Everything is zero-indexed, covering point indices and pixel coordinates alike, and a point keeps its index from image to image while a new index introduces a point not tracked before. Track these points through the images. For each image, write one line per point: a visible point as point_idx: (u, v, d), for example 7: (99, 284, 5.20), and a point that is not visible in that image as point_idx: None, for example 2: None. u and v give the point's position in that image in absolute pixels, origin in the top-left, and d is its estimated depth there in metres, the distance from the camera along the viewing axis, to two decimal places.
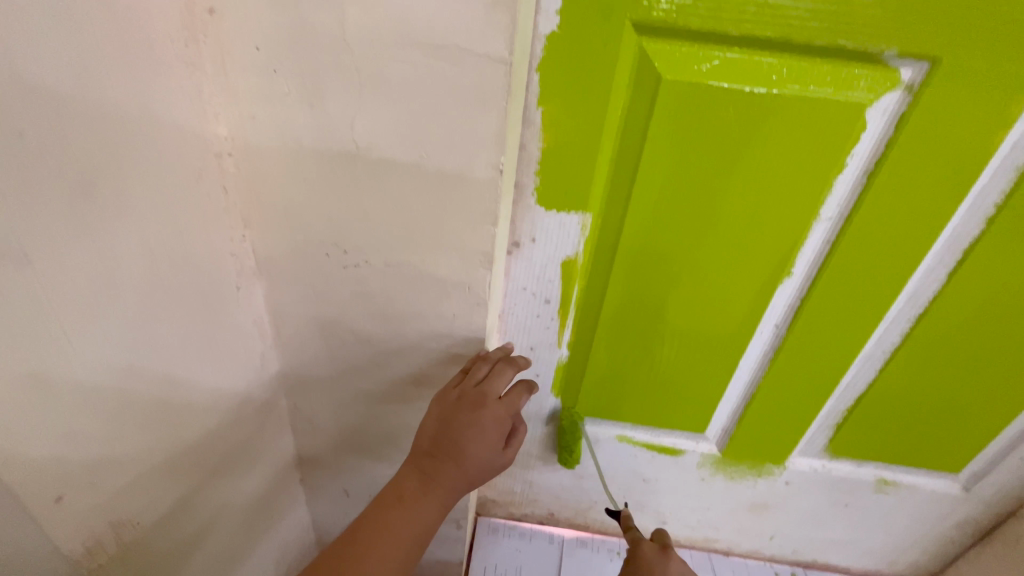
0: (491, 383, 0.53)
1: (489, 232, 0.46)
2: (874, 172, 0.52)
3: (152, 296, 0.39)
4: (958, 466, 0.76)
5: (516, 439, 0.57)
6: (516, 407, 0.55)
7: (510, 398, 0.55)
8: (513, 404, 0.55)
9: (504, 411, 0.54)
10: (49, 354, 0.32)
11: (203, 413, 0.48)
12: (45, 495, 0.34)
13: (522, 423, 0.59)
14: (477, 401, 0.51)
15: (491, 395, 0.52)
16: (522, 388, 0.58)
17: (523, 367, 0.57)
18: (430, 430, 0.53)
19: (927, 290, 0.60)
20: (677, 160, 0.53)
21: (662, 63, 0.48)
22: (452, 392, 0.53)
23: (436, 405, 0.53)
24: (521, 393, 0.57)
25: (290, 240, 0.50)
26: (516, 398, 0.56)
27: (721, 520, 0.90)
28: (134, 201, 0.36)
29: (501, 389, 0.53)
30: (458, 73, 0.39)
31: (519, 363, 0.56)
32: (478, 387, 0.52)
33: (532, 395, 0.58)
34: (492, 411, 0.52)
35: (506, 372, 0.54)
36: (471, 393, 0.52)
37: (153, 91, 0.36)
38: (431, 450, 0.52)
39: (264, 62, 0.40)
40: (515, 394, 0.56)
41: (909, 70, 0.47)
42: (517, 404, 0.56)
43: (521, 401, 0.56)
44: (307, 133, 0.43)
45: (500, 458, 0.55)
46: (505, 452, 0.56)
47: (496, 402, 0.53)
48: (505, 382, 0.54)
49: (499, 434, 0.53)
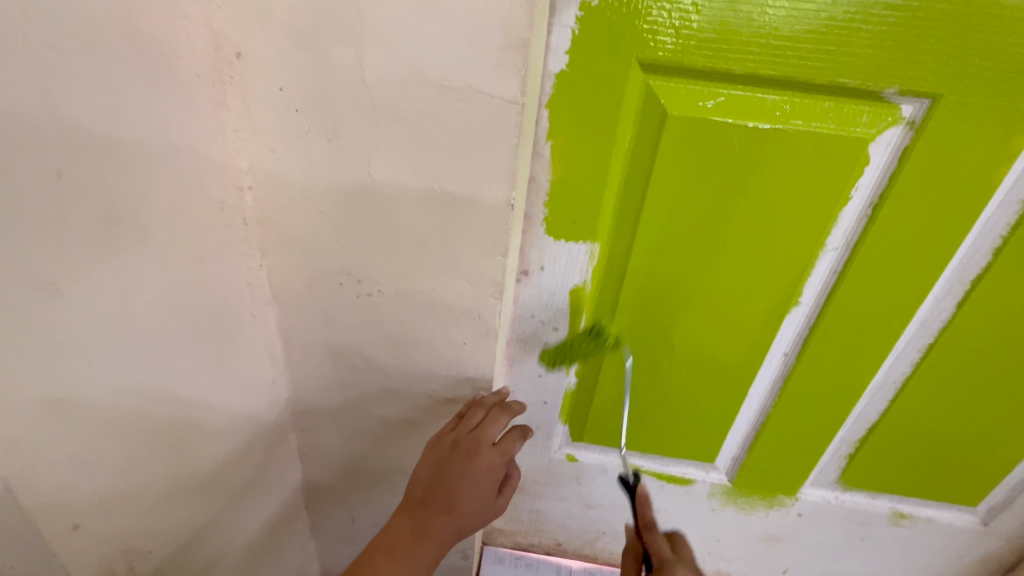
0: (485, 430, 0.52)
1: (499, 262, 0.47)
2: (879, 204, 0.53)
3: (172, 324, 0.41)
4: (975, 499, 0.74)
5: (509, 485, 0.58)
6: (510, 453, 0.55)
7: (503, 445, 0.55)
8: (507, 451, 0.55)
9: (498, 458, 0.54)
10: (72, 381, 0.33)
11: (215, 440, 0.49)
12: (62, 522, 0.34)
13: (516, 468, 0.59)
14: (470, 450, 0.52)
15: (485, 443, 0.52)
16: (517, 434, 0.57)
17: (517, 413, 0.56)
18: (423, 477, 0.53)
19: (937, 321, 0.60)
20: (683, 191, 0.54)
21: (668, 100, 0.50)
22: (446, 439, 0.53)
23: (431, 452, 0.53)
24: (516, 440, 0.56)
25: (305, 269, 0.51)
26: (511, 444, 0.55)
27: (733, 552, 0.88)
28: (158, 234, 0.38)
29: (495, 436, 0.53)
30: (472, 112, 0.40)
31: (514, 408, 0.56)
32: (472, 435, 0.52)
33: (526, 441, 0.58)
34: (486, 460, 0.52)
35: (501, 420, 0.53)
36: (465, 441, 0.52)
37: (181, 129, 0.38)
38: (425, 498, 0.53)
39: (287, 101, 0.42)
40: (509, 438, 0.56)
41: (910, 106, 0.49)
42: (511, 450, 0.56)
43: (515, 448, 0.56)
44: (325, 168, 0.44)
45: (492, 506, 0.55)
46: (498, 499, 0.56)
47: (489, 450, 0.52)
48: (499, 430, 0.53)
49: (492, 483, 0.54)
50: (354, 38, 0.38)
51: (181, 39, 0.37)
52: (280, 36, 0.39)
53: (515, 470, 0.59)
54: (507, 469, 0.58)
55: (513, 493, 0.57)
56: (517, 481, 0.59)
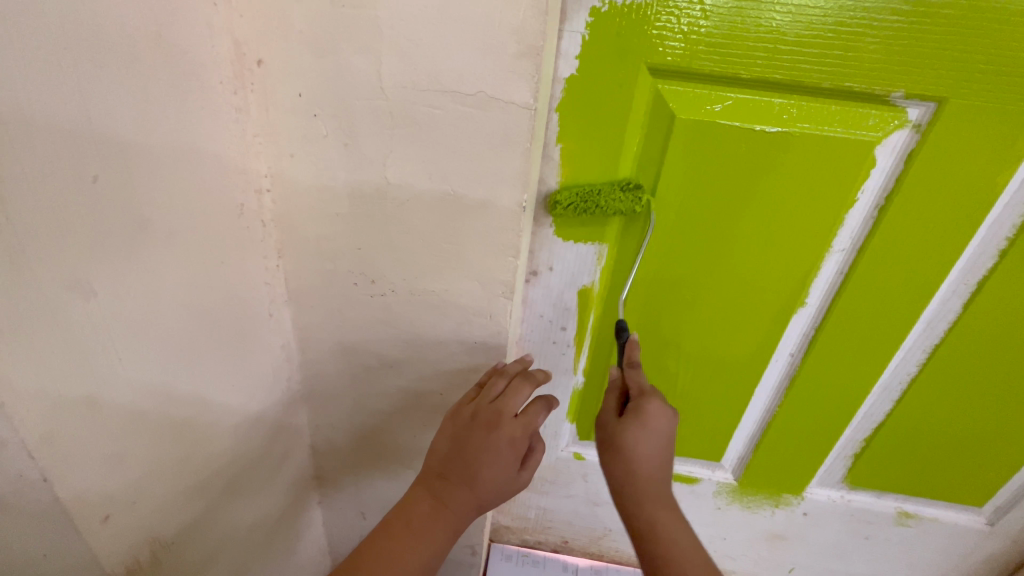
0: (507, 400, 0.52)
1: (510, 262, 0.48)
2: (885, 206, 0.54)
3: (194, 323, 0.42)
4: (981, 499, 0.74)
5: (531, 460, 0.57)
6: (532, 426, 0.54)
7: (526, 417, 0.54)
8: (530, 423, 0.54)
9: (521, 431, 0.53)
10: (104, 378, 0.34)
11: (233, 435, 0.50)
12: (92, 513, 0.36)
13: (538, 442, 0.58)
14: (491, 421, 0.51)
15: (506, 413, 0.52)
16: (540, 405, 0.56)
17: (540, 383, 0.56)
18: (442, 449, 0.53)
19: (942, 322, 0.60)
20: (690, 192, 0.55)
21: (676, 103, 0.50)
22: (467, 410, 0.53)
23: (450, 424, 0.53)
24: (539, 411, 0.55)
25: (320, 269, 0.52)
26: (533, 416, 0.55)
27: (738, 551, 0.89)
28: (182, 236, 0.39)
29: (517, 407, 0.53)
30: (486, 118, 0.41)
31: (537, 379, 0.55)
32: (493, 405, 0.52)
33: (551, 413, 0.56)
34: (508, 431, 0.52)
35: (523, 390, 0.53)
36: (485, 412, 0.52)
37: (204, 134, 0.39)
38: (444, 470, 0.52)
39: (305, 106, 0.43)
40: (532, 411, 0.55)
41: (916, 110, 0.49)
42: (534, 423, 0.55)
43: (539, 420, 0.55)
44: (341, 172, 0.46)
45: (515, 481, 0.54)
46: (520, 473, 0.55)
47: (511, 421, 0.52)
48: (521, 400, 0.53)
49: (515, 456, 0.53)
50: (371, 47, 0.40)
51: (205, 48, 0.38)
52: (300, 45, 0.41)
53: (537, 445, 0.58)
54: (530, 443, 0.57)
55: (535, 467, 0.56)
56: (539, 456, 0.58)
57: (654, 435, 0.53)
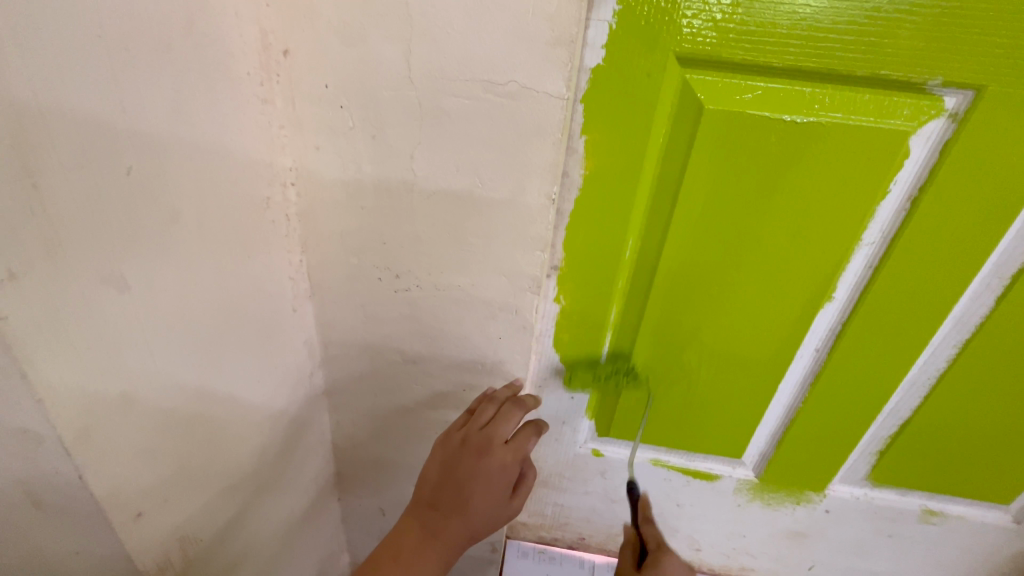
0: (496, 427, 0.51)
1: (538, 257, 0.48)
2: (918, 198, 0.52)
3: (222, 319, 0.41)
4: (1008, 496, 0.73)
5: (523, 484, 0.56)
6: (523, 451, 0.54)
7: (516, 442, 0.54)
8: (520, 448, 0.54)
9: (510, 457, 0.53)
10: (137, 372, 0.34)
11: (259, 432, 0.50)
12: (127, 510, 0.35)
13: (531, 467, 0.57)
14: (481, 448, 0.51)
15: (496, 440, 0.51)
16: (531, 431, 0.56)
17: (531, 409, 0.54)
18: (432, 476, 0.52)
19: (974, 316, 0.59)
20: (717, 186, 0.54)
21: (704, 93, 0.49)
22: (457, 436, 0.53)
23: (440, 450, 0.53)
24: (529, 437, 0.55)
25: (345, 264, 0.51)
26: (523, 441, 0.54)
27: (758, 548, 0.88)
28: (211, 229, 0.39)
29: (507, 434, 0.52)
30: (516, 109, 0.40)
31: (529, 403, 0.55)
32: (482, 432, 0.51)
33: (542, 438, 0.56)
34: (498, 457, 0.52)
35: (513, 416, 0.52)
36: (475, 438, 0.51)
37: (232, 126, 0.39)
38: (433, 499, 0.52)
39: (332, 97, 0.43)
40: (522, 436, 0.55)
41: (953, 98, 0.48)
42: (524, 448, 0.55)
43: (528, 446, 0.55)
44: (367, 164, 0.45)
45: (506, 507, 0.54)
46: (511, 500, 0.55)
47: (501, 447, 0.52)
48: (512, 427, 0.52)
49: (504, 482, 0.52)
50: (401, 36, 0.39)
51: (235, 38, 0.37)
52: (328, 33, 0.40)
53: (530, 470, 0.57)
54: (522, 468, 0.56)
55: (528, 493, 0.55)
56: (530, 481, 0.57)
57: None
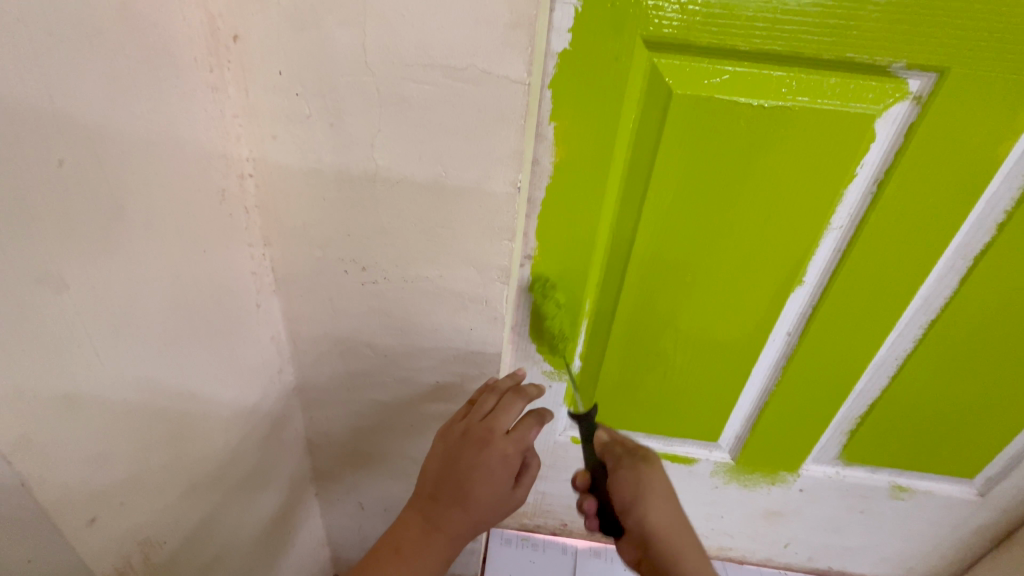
0: (497, 417, 0.51)
1: (506, 246, 0.47)
2: (884, 181, 0.53)
3: (179, 316, 0.40)
4: (973, 470, 0.76)
5: (526, 475, 0.55)
6: (526, 442, 0.53)
7: (518, 432, 0.53)
8: (522, 439, 0.53)
9: (512, 448, 0.52)
10: (82, 374, 0.33)
11: (225, 430, 0.49)
12: (78, 515, 0.34)
13: (534, 457, 0.57)
14: (482, 439, 0.50)
15: (496, 431, 0.51)
16: (533, 420, 0.54)
17: (533, 398, 0.55)
18: (433, 470, 0.52)
19: (939, 297, 0.60)
20: (688, 171, 0.54)
21: (673, 78, 0.49)
22: (457, 428, 0.52)
23: (440, 442, 0.52)
24: (531, 426, 0.54)
25: (310, 257, 0.50)
26: (526, 431, 0.53)
27: (736, 528, 0.90)
28: (161, 224, 0.37)
29: (509, 424, 0.51)
30: (478, 94, 0.39)
31: (529, 393, 0.54)
32: (484, 422, 0.51)
33: (544, 427, 0.55)
34: (499, 448, 0.51)
35: (514, 405, 0.52)
36: (475, 429, 0.51)
37: (180, 116, 0.37)
38: (434, 493, 0.52)
39: (287, 84, 0.41)
40: (524, 425, 0.53)
41: (917, 81, 0.48)
42: (527, 438, 0.53)
43: (530, 436, 0.53)
44: (327, 154, 0.44)
45: (509, 498, 0.53)
46: (514, 490, 0.54)
47: (502, 438, 0.51)
48: (513, 416, 0.52)
49: (506, 474, 0.51)
50: (354, 20, 0.38)
51: (177, 21, 0.36)
52: (278, 18, 0.38)
53: (532, 458, 0.57)
54: (525, 458, 0.56)
55: (530, 484, 0.54)
56: (535, 471, 0.57)
57: (656, 462, 0.55)
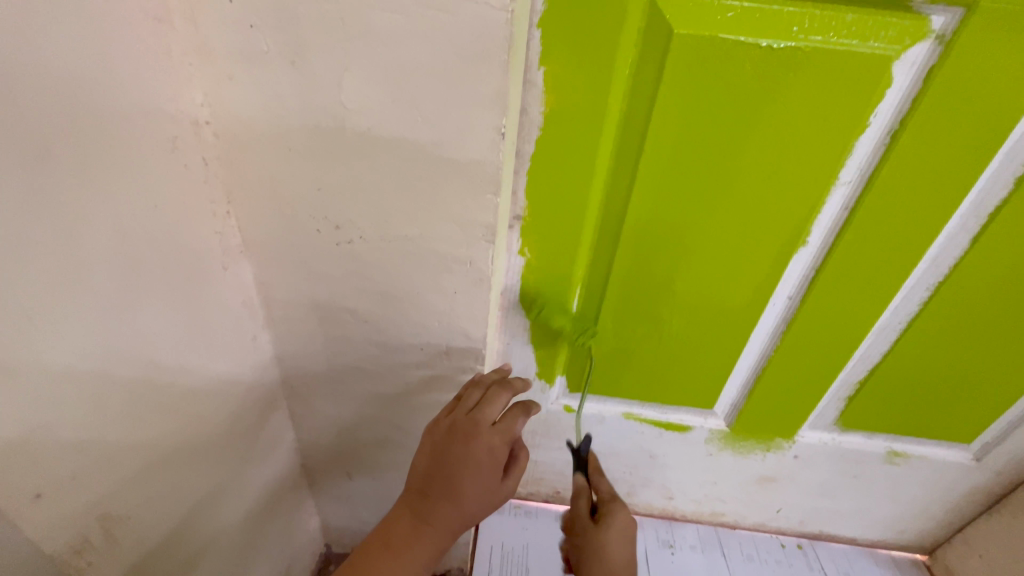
0: (483, 409, 0.52)
1: (491, 201, 0.43)
2: (898, 132, 0.49)
3: (129, 277, 0.37)
4: (970, 435, 0.75)
5: (516, 467, 0.55)
6: (513, 433, 0.53)
7: (505, 425, 0.53)
8: (509, 430, 0.53)
9: (499, 440, 0.52)
10: (9, 337, 0.29)
11: (195, 401, 0.46)
12: (21, 491, 0.32)
13: (523, 449, 0.57)
14: (470, 431, 0.50)
15: (484, 423, 0.51)
16: (519, 411, 0.55)
17: (519, 390, 0.55)
18: (421, 465, 0.51)
19: (949, 258, 0.57)
20: (687, 124, 0.50)
21: (673, 16, 0.44)
22: (444, 422, 0.52)
23: (428, 439, 0.52)
24: (518, 417, 0.54)
25: (279, 216, 0.46)
26: (512, 423, 0.54)
27: (730, 494, 0.89)
28: (100, 174, 0.33)
29: (495, 416, 0.52)
30: (456, 25, 0.35)
31: (516, 386, 0.55)
32: (470, 415, 0.51)
33: (530, 418, 0.55)
34: (487, 440, 0.51)
35: (500, 398, 0.53)
36: (462, 422, 0.51)
37: (117, 49, 0.33)
38: (423, 488, 0.51)
39: (240, 15, 0.36)
40: (511, 417, 0.54)
41: (941, 17, 0.43)
42: (514, 429, 0.53)
43: (517, 426, 0.54)
44: (291, 98, 0.40)
45: (499, 490, 0.53)
46: (504, 482, 0.54)
47: (489, 430, 0.51)
48: (499, 408, 0.52)
49: (494, 465, 0.51)
50: None
51: None
52: None
53: (521, 451, 0.57)
54: (512, 450, 0.56)
55: (520, 474, 0.54)
56: (524, 461, 0.56)
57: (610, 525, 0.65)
